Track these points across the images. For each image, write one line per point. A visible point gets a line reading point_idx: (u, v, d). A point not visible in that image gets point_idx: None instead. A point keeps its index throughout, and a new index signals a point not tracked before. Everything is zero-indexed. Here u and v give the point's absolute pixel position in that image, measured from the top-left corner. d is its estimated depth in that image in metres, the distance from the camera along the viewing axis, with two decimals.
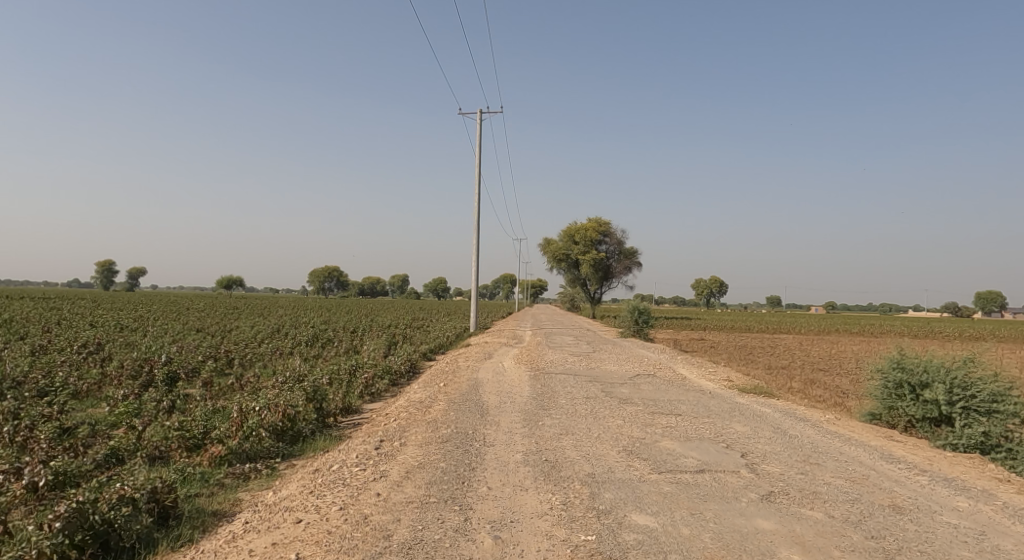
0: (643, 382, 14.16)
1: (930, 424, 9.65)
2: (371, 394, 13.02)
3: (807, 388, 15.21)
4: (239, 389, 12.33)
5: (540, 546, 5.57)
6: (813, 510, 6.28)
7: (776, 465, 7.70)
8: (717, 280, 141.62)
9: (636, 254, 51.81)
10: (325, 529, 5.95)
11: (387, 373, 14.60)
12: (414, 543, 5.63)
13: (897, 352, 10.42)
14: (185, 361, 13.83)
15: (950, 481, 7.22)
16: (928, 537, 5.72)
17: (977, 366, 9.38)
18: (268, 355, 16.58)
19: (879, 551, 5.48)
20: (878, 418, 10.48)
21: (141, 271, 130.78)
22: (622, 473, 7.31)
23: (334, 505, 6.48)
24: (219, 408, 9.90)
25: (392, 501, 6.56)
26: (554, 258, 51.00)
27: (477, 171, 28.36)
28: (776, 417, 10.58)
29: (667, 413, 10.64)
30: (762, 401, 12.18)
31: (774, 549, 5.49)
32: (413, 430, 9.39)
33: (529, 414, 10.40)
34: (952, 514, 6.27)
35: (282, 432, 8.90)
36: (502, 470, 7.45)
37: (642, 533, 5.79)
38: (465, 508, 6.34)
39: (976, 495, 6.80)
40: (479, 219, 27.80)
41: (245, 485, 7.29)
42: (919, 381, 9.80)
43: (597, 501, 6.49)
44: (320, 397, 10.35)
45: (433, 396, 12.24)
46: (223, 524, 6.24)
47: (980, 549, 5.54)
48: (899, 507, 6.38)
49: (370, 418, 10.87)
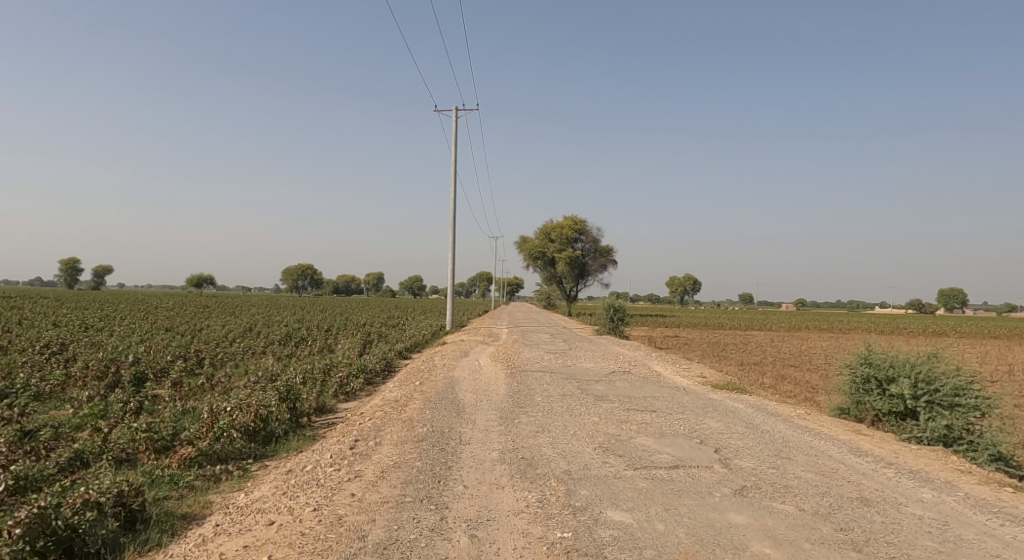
0: (618, 379, 14.24)
1: (895, 417, 9.87)
2: (345, 393, 12.87)
3: (778, 384, 15.43)
4: (209, 390, 12.08)
5: (516, 544, 5.57)
6: (784, 504, 6.39)
7: (748, 460, 7.81)
8: (690, 277, 143.19)
9: (610, 252, 52.07)
10: (298, 531, 5.86)
11: (362, 371, 14.45)
12: (389, 543, 5.58)
13: (865, 348, 10.64)
14: (152, 362, 13.54)
15: (915, 474, 7.39)
16: (894, 528, 5.86)
17: (940, 361, 9.62)
18: (240, 354, 16.28)
19: (848, 542, 5.58)
20: (847, 412, 10.72)
21: (105, 268, 127.39)
22: (598, 470, 7.35)
23: (307, 506, 6.39)
24: (189, 409, 9.70)
25: (367, 501, 6.50)
26: (530, 256, 51.13)
27: (452, 169, 28.30)
28: (748, 412, 10.72)
29: (642, 410, 10.70)
30: (735, 398, 12.32)
31: (747, 543, 5.57)
32: (388, 429, 9.31)
33: (505, 412, 10.39)
34: (917, 505, 6.43)
35: (254, 433, 8.74)
36: (478, 468, 7.45)
37: (617, 529, 5.82)
38: (440, 507, 6.31)
39: (940, 486, 6.98)
40: (453, 215, 27.70)
41: (215, 487, 7.16)
42: (885, 376, 10.03)
43: (573, 498, 6.51)
44: (294, 397, 10.21)
45: (409, 395, 12.16)
46: (193, 527, 6.11)
47: (944, 538, 5.69)
48: (867, 499, 6.53)
49: (345, 418, 10.77)
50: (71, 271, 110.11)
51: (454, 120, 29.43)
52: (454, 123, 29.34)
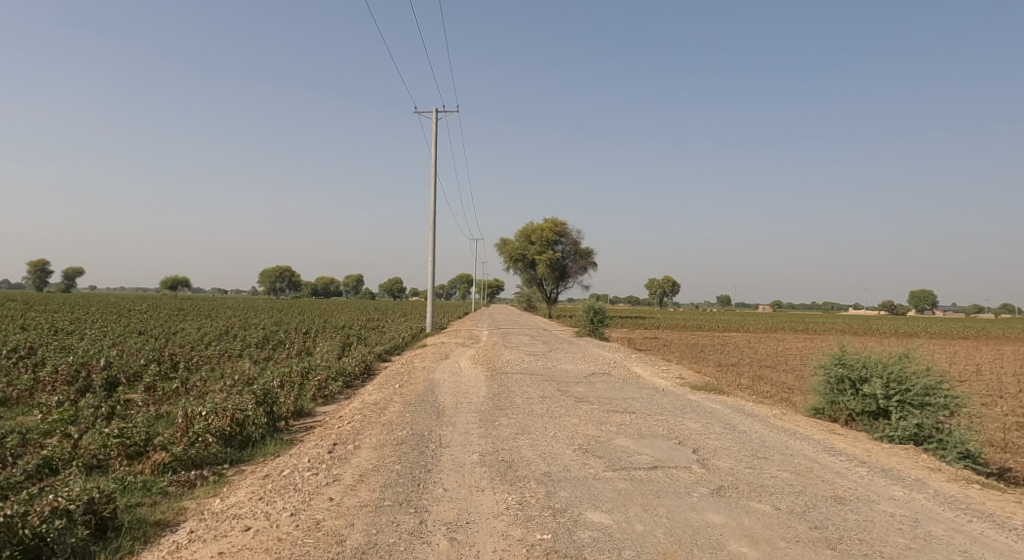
0: (598, 381, 14.31)
1: (868, 417, 10.06)
2: (324, 397, 12.76)
3: (755, 385, 15.63)
4: (184, 394, 11.89)
5: (496, 546, 5.57)
6: (761, 503, 6.47)
7: (726, 460, 7.90)
8: (670, 279, 144.64)
9: (590, 255, 52.36)
10: (275, 536, 5.80)
11: (341, 375, 14.32)
12: (367, 547, 5.54)
13: (839, 348, 10.82)
14: (125, 366, 13.30)
15: (887, 472, 7.54)
16: (867, 526, 5.97)
17: (911, 361, 9.82)
18: (216, 358, 16.05)
19: (822, 540, 5.67)
20: (821, 412, 10.90)
21: (76, 271, 124.92)
22: (577, 472, 7.37)
23: (284, 511, 6.32)
24: (162, 414, 9.54)
25: (346, 505, 6.45)
26: (511, 258, 51.18)
27: (432, 170, 28.24)
28: (725, 413, 10.84)
29: (621, 411, 10.77)
30: (713, 398, 12.46)
31: (724, 542, 5.63)
32: (367, 433, 9.25)
33: (485, 415, 10.38)
34: (889, 502, 6.56)
35: (230, 437, 8.62)
36: (458, 470, 7.43)
37: (596, 530, 5.85)
38: (420, 510, 6.28)
39: (911, 484, 7.13)
40: (433, 217, 27.64)
41: (190, 493, 7.06)
42: (858, 376, 10.22)
43: (553, 500, 6.53)
44: (271, 401, 10.08)
45: (388, 398, 12.09)
46: (166, 534, 6.01)
47: (915, 535, 5.80)
48: (841, 498, 6.64)
49: (323, 422, 10.67)
50: (40, 273, 107.60)
51: (434, 122, 29.38)
52: (434, 125, 29.29)
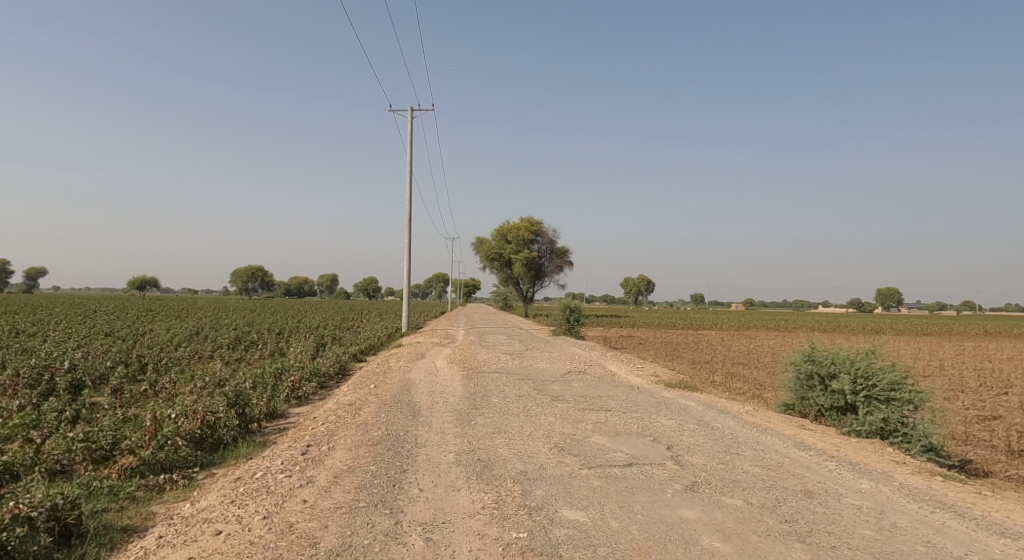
0: (574, 380, 14.37)
1: (837, 412, 10.29)
2: (297, 398, 12.61)
3: (728, 382, 15.86)
4: (152, 397, 11.65)
5: (472, 546, 5.56)
6: (733, 498, 6.56)
7: (699, 456, 8.00)
8: (645, 279, 145.82)
9: (566, 254, 52.58)
10: (247, 540, 5.71)
11: (315, 375, 14.17)
12: (342, 549, 5.49)
13: (809, 345, 11.03)
14: (90, 368, 12.97)
15: (855, 465, 7.71)
16: (835, 519, 6.09)
17: (877, 357, 10.05)
18: (186, 359, 15.75)
19: (792, 533, 5.77)
20: (792, 408, 11.12)
21: (40, 271, 121.50)
22: (553, 470, 7.39)
23: (256, 514, 6.23)
24: (130, 417, 9.32)
25: (320, 507, 6.38)
26: (487, 257, 51.11)
27: (408, 170, 28.09)
28: (699, 410, 10.97)
29: (597, 409, 10.84)
30: (687, 396, 12.62)
31: (697, 538, 5.69)
32: (342, 434, 9.16)
33: (462, 414, 10.35)
34: (856, 495, 6.71)
35: (200, 440, 8.47)
36: (434, 470, 7.40)
37: (572, 528, 5.87)
38: (395, 511, 6.24)
39: (877, 477, 7.30)
40: (408, 216, 27.50)
41: (159, 497, 6.92)
42: (827, 372, 10.43)
43: (528, 498, 6.54)
44: (243, 403, 9.91)
45: (364, 398, 12.00)
46: (134, 540, 5.88)
47: (880, 526, 5.94)
48: (810, 491, 6.77)
49: (297, 423, 10.55)
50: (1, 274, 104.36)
51: (409, 121, 29.25)
52: (409, 124, 29.15)
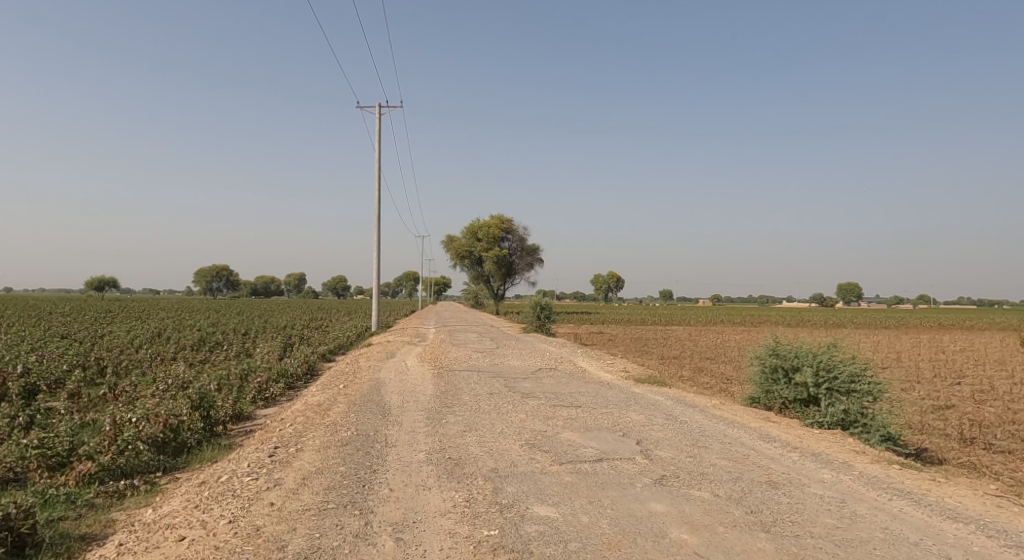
0: (545, 376, 14.43)
1: (800, 404, 10.53)
2: (264, 399, 12.40)
3: (696, 376, 16.11)
4: (112, 401, 11.32)
5: (443, 544, 5.54)
6: (700, 490, 6.67)
7: (668, 450, 8.10)
8: (614, 276, 147.11)
9: (536, 252, 52.76)
10: (211, 545, 5.59)
11: (282, 376, 13.96)
12: (310, 552, 5.42)
13: (773, 339, 11.25)
14: (46, 372, 12.55)
15: (818, 456, 7.90)
16: (799, 508, 6.23)
17: (839, 350, 10.30)
18: (147, 361, 15.36)
19: (757, 524, 5.88)
20: (757, 401, 11.34)
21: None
22: (524, 467, 7.40)
23: (221, 519, 6.10)
24: (88, 422, 9.04)
25: (287, 509, 6.28)
26: (457, 255, 50.94)
27: (376, 167, 27.79)
28: (668, 405, 11.11)
29: (568, 405, 10.90)
30: (656, 391, 12.77)
31: (666, 531, 5.76)
32: (310, 435, 9.03)
33: (433, 413, 10.30)
34: (818, 485, 6.87)
35: (163, 444, 8.27)
36: (404, 470, 7.35)
37: (543, 524, 5.89)
38: (365, 512, 6.18)
39: (838, 467, 7.49)
40: (377, 215, 27.24)
41: (119, 504, 6.73)
42: (791, 365, 10.66)
43: (499, 495, 6.53)
44: (207, 405, 9.69)
45: (332, 398, 11.86)
46: (92, 549, 5.71)
47: (841, 515, 6.10)
48: (774, 482, 6.91)
49: (263, 425, 10.37)
50: None
51: (377, 118, 28.96)
52: (377, 121, 28.88)
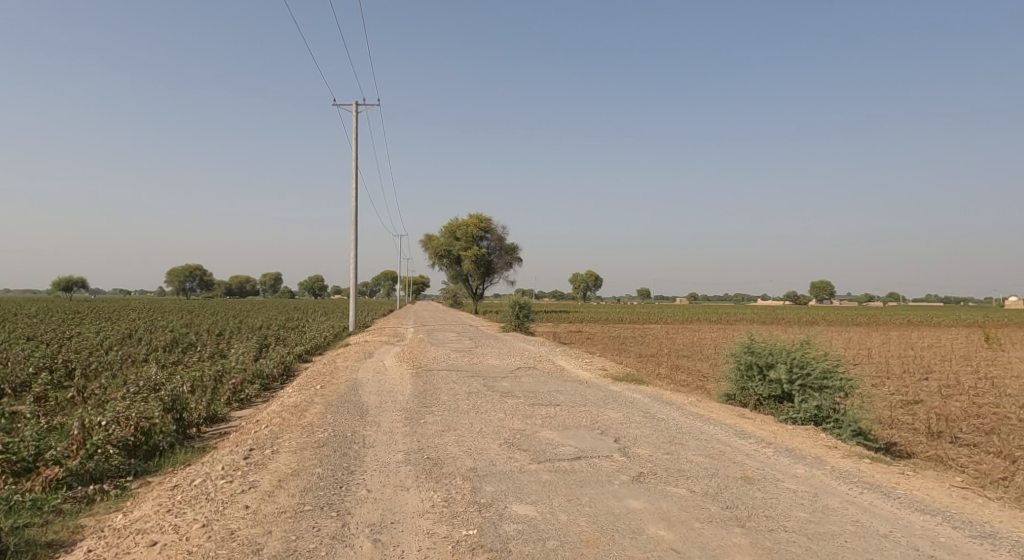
0: (523, 375, 14.46)
1: (774, 401, 10.69)
2: (239, 401, 12.22)
3: (673, 373, 16.28)
4: (80, 404, 11.06)
5: (421, 545, 5.51)
6: (677, 487, 6.73)
7: (645, 447, 8.16)
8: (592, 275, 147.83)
9: (515, 251, 52.85)
10: (184, 550, 5.50)
11: (258, 377, 13.78)
12: (286, 554, 5.36)
13: (748, 337, 11.41)
14: (11, 376, 12.22)
15: (791, 451, 8.03)
16: (773, 503, 6.33)
17: (812, 347, 10.48)
18: (118, 363, 15.03)
19: (732, 519, 5.96)
20: (733, 398, 11.49)
21: None
22: (503, 466, 7.40)
23: (194, 523, 6.00)
24: (55, 426, 8.81)
25: (263, 512, 6.20)
26: (435, 255, 50.79)
27: (353, 166, 27.54)
28: (645, 402, 11.20)
29: (546, 404, 10.92)
30: (634, 388, 12.88)
31: (643, 527, 5.81)
32: (286, 436, 8.93)
33: (411, 413, 10.24)
34: (792, 480, 6.98)
35: (134, 448, 8.10)
36: (382, 471, 7.30)
37: (521, 522, 5.90)
38: (342, 513, 6.13)
39: (811, 461, 7.62)
40: (354, 214, 27.02)
41: (88, 510, 6.58)
42: (765, 362, 10.81)
43: (478, 495, 6.52)
44: (180, 407, 9.52)
45: (309, 399, 11.74)
46: (59, 556, 5.57)
47: (814, 509, 6.21)
48: (749, 478, 7.00)
49: (238, 427, 10.22)
50: None
51: (354, 117, 28.72)
52: (354, 120, 28.63)
